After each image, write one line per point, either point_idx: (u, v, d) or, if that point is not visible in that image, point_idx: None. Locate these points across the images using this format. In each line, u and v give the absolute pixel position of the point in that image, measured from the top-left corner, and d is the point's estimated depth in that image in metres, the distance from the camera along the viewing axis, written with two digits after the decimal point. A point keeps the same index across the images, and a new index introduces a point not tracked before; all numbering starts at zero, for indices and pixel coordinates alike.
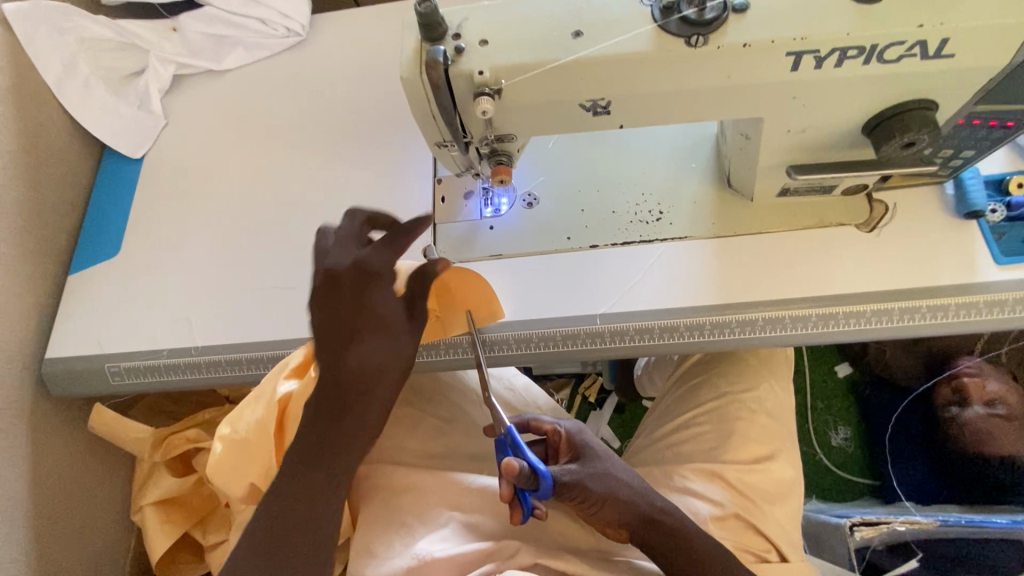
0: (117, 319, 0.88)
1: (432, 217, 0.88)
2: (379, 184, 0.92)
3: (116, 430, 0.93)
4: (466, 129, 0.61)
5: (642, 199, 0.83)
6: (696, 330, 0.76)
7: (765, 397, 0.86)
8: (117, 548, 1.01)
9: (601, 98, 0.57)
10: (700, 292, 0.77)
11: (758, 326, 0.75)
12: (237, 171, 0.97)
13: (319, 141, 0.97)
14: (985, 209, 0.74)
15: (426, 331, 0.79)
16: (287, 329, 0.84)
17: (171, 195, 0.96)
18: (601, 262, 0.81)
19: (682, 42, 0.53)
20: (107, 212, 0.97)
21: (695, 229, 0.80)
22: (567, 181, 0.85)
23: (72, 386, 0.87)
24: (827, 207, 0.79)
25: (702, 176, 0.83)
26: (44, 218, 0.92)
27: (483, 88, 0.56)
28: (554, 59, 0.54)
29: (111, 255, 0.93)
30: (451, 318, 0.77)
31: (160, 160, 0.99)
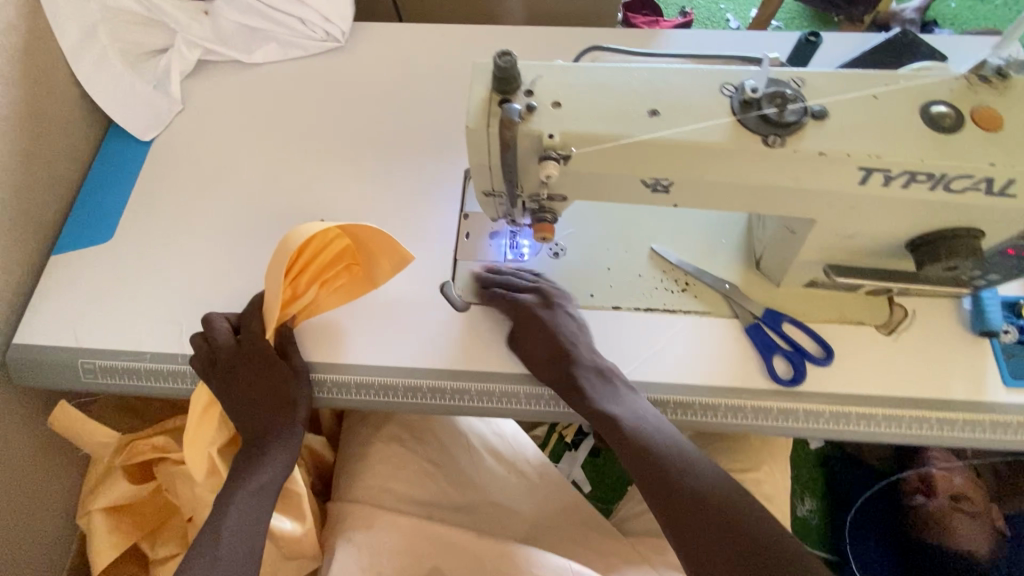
0: (99, 312, 0.81)
1: (453, 253, 0.84)
2: (401, 207, 0.88)
3: (76, 429, 0.85)
4: (520, 183, 0.59)
5: (670, 266, 0.82)
6: (710, 411, 0.75)
7: (762, 479, 0.86)
8: (54, 552, 0.93)
9: (665, 178, 0.56)
10: (719, 372, 0.76)
11: (771, 415, 0.75)
12: (252, 170, 0.92)
13: (344, 153, 0.93)
14: (1000, 329, 0.76)
15: (356, 286, 0.78)
16: (282, 348, 0.78)
17: (178, 185, 0.90)
18: (623, 326, 0.80)
19: (759, 139, 0.52)
20: (104, 193, 0.90)
21: (718, 307, 0.80)
22: (597, 235, 0.84)
23: (36, 378, 0.80)
24: (850, 304, 0.79)
25: (730, 254, 0.83)
26: (35, 190, 0.85)
27: (549, 151, 0.53)
28: (627, 135, 0.53)
29: (102, 241, 0.86)
30: (375, 273, 0.77)
31: (171, 146, 0.94)
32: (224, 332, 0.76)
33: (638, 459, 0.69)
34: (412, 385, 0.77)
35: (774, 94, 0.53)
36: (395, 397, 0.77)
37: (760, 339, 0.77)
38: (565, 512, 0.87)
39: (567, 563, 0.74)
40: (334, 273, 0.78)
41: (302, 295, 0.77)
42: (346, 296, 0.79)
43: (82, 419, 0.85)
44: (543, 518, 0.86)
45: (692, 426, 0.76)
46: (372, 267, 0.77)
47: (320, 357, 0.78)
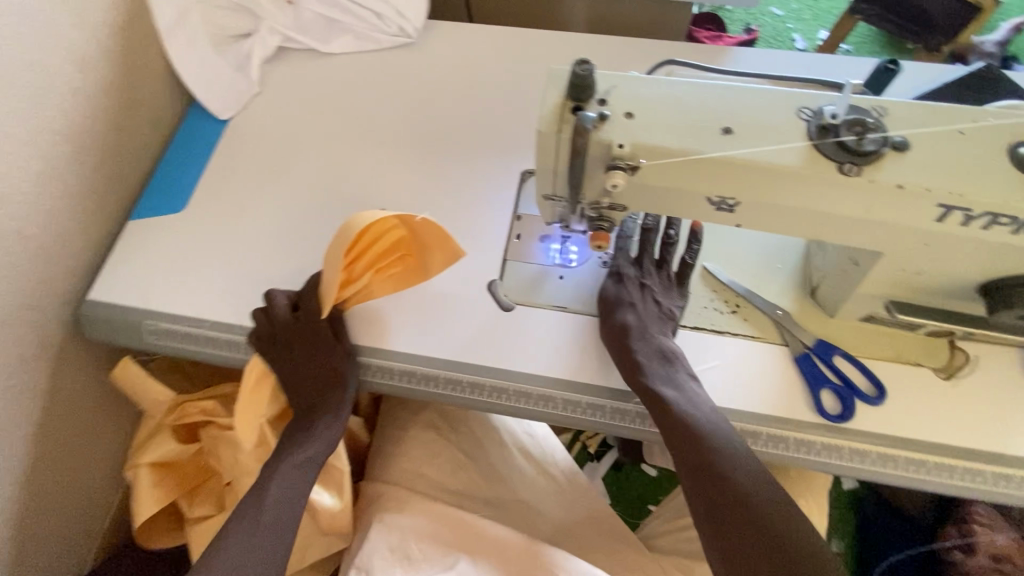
0: (167, 276, 0.86)
1: (504, 252, 0.85)
2: (457, 203, 0.90)
3: (136, 386, 0.91)
4: (582, 192, 0.60)
5: (721, 286, 0.81)
6: (750, 437, 0.74)
7: None
8: (101, 499, 0.99)
9: (732, 198, 0.56)
10: (764, 399, 0.74)
11: (814, 449, 0.73)
12: (318, 155, 0.95)
13: (407, 146, 0.96)
14: None
15: (411, 275, 0.80)
16: (330, 329, 0.80)
17: (249, 164, 0.95)
18: (667, 341, 0.79)
19: (835, 167, 0.51)
20: (180, 166, 0.96)
21: (767, 332, 0.78)
22: (649, 248, 0.84)
23: (105, 333, 0.85)
24: (907, 343, 0.77)
25: (785, 281, 0.81)
26: (120, 157, 0.91)
27: (618, 160, 0.54)
28: (699, 152, 0.52)
29: (176, 211, 0.91)
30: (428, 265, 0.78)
31: (245, 126, 0.98)
32: (281, 308, 0.79)
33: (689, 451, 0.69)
34: (452, 377, 0.78)
35: (854, 122, 0.52)
36: (437, 388, 0.79)
37: (810, 370, 0.75)
38: (589, 521, 0.87)
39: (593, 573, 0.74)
40: (390, 261, 0.79)
41: (358, 279, 0.78)
42: (399, 285, 0.80)
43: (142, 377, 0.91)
44: (566, 524, 0.86)
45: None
46: (426, 261, 0.78)
47: (368, 341, 0.80)
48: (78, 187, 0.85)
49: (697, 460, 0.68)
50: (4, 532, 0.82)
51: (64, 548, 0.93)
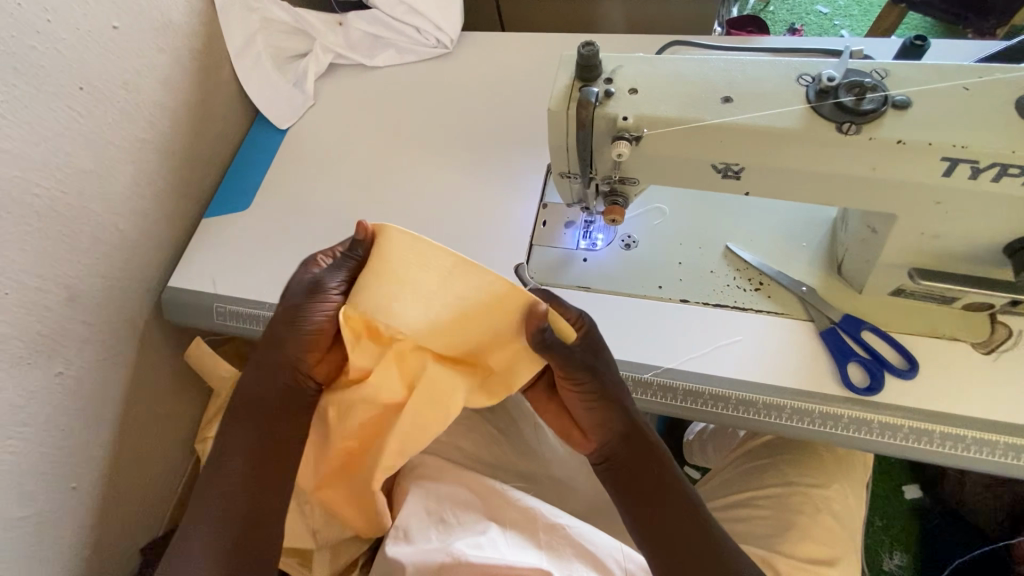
0: (231, 265, 0.97)
1: (531, 238, 0.90)
2: (488, 195, 0.96)
3: (207, 363, 1.02)
4: (593, 166, 0.64)
5: (744, 265, 0.82)
6: (774, 411, 0.74)
7: (832, 497, 0.80)
8: (173, 470, 1.10)
9: (736, 163, 0.58)
10: (787, 373, 0.75)
11: (841, 423, 0.72)
12: (364, 157, 1.05)
13: (443, 145, 1.03)
14: None
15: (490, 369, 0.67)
16: None
17: (302, 167, 1.05)
18: (688, 319, 0.80)
19: (834, 126, 0.53)
20: (245, 171, 1.07)
21: (792, 309, 0.79)
22: (671, 231, 0.86)
23: (180, 315, 0.96)
24: (943, 317, 0.75)
25: (810, 258, 0.81)
26: (196, 163, 1.04)
27: (623, 132, 0.58)
28: (699, 119, 0.56)
29: (240, 209, 1.03)
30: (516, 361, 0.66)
31: (301, 135, 1.10)
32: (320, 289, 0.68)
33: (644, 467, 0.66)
34: None
35: (852, 84, 0.54)
36: None
37: (837, 345, 0.74)
38: None
39: (614, 545, 0.74)
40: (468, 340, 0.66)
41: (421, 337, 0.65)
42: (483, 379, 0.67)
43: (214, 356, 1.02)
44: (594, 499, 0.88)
45: (753, 426, 0.75)
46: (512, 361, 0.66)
47: None
48: (161, 189, 0.97)
49: (645, 479, 0.65)
50: (94, 488, 0.93)
51: (142, 510, 1.04)
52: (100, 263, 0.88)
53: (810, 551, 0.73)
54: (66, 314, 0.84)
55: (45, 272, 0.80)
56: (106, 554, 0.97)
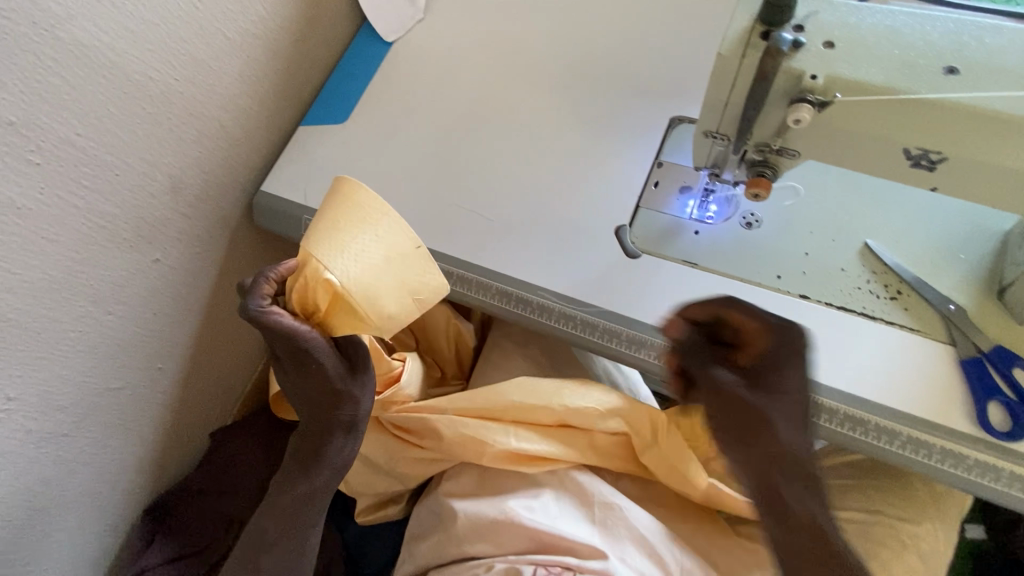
0: (324, 178, 0.95)
1: (638, 199, 0.83)
2: (598, 143, 0.88)
3: (308, 289, 0.58)
4: (752, 129, 0.55)
5: (884, 270, 0.72)
6: (885, 435, 0.66)
7: (920, 534, 0.74)
8: (243, 367, 1.14)
9: (937, 151, 0.49)
10: (909, 399, 0.66)
11: (965, 464, 0.64)
12: (468, 81, 0.97)
13: (556, 81, 0.95)
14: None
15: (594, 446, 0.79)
16: (462, 249, 0.84)
17: (403, 84, 1.00)
18: (809, 317, 0.72)
19: None
20: (345, 82, 1.03)
21: (931, 328, 0.69)
22: (800, 214, 0.77)
23: (269, 221, 0.96)
24: None
25: (964, 272, 0.71)
26: (300, 67, 1.00)
27: (806, 94, 0.49)
28: (909, 91, 0.47)
29: (336, 122, 0.99)
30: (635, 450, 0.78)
31: (406, 50, 1.04)
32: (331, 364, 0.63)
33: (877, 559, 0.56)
34: (566, 312, 0.79)
35: None
36: (547, 322, 0.80)
37: (979, 379, 0.65)
38: None
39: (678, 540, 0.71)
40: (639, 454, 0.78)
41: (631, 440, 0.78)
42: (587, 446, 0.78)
43: (391, 318, 0.60)
44: None
45: (847, 443, 0.68)
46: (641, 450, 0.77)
47: (491, 264, 0.83)
48: (264, 89, 0.94)
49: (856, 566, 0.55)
50: (175, 372, 0.98)
51: (211, 399, 1.09)
52: (201, 156, 0.88)
53: None
54: (167, 204, 0.85)
55: (152, 159, 0.80)
56: (179, 433, 1.04)
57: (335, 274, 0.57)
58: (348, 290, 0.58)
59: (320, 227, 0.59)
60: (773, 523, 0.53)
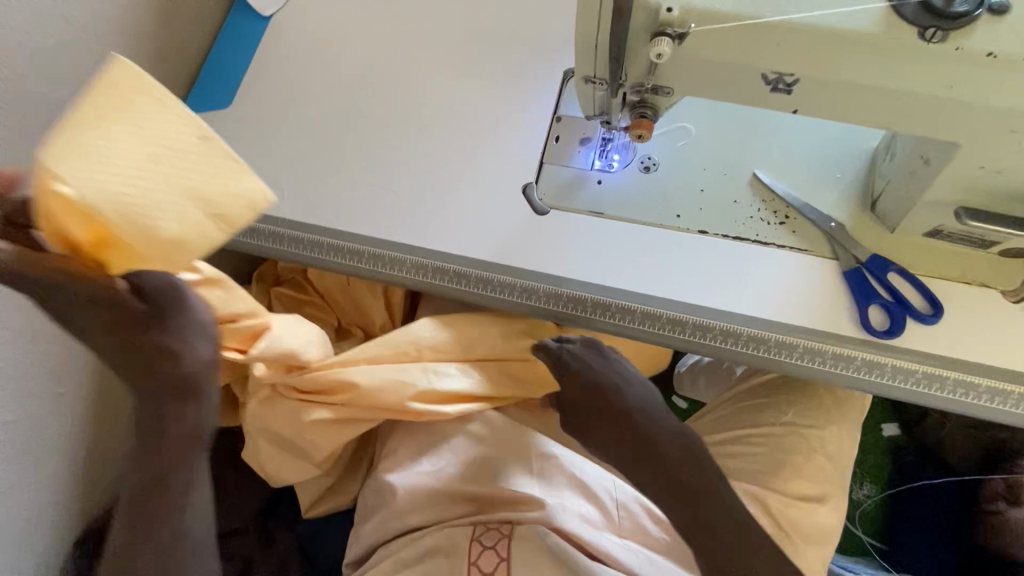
0: None
1: (542, 155, 0.83)
2: (497, 104, 0.87)
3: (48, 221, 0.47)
4: (624, 70, 0.56)
5: (773, 197, 0.76)
6: (785, 349, 0.70)
7: (827, 438, 0.81)
8: None
9: (791, 73, 0.51)
10: (803, 314, 0.71)
11: (854, 365, 0.69)
12: (357, 52, 0.93)
13: (449, 44, 0.92)
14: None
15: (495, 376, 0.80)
16: (371, 226, 0.82)
17: (289, 61, 0.94)
18: (709, 250, 0.75)
19: (915, 33, 0.47)
20: (225, 64, 0.96)
21: (818, 246, 0.74)
22: (694, 153, 0.79)
23: None
24: (974, 263, 0.71)
25: (843, 190, 0.75)
26: (170, 52, 0.92)
27: (665, 28, 0.51)
28: (757, 16, 0.49)
29: (221, 108, 0.92)
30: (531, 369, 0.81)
31: (287, 24, 0.97)
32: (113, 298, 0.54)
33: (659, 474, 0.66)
34: (482, 276, 0.78)
35: None
36: (465, 288, 0.79)
37: (859, 286, 0.70)
38: None
39: (605, 476, 0.75)
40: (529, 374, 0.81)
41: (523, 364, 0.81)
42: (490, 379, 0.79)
43: (180, 243, 0.49)
44: None
45: (757, 363, 0.71)
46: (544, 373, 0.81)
47: (402, 238, 0.81)
48: None
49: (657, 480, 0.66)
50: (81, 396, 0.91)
51: None
52: None
53: (803, 489, 0.78)
54: None
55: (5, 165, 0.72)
56: (99, 461, 0.95)
57: (69, 186, 0.44)
58: (91, 207, 0.45)
59: (61, 135, 0.45)
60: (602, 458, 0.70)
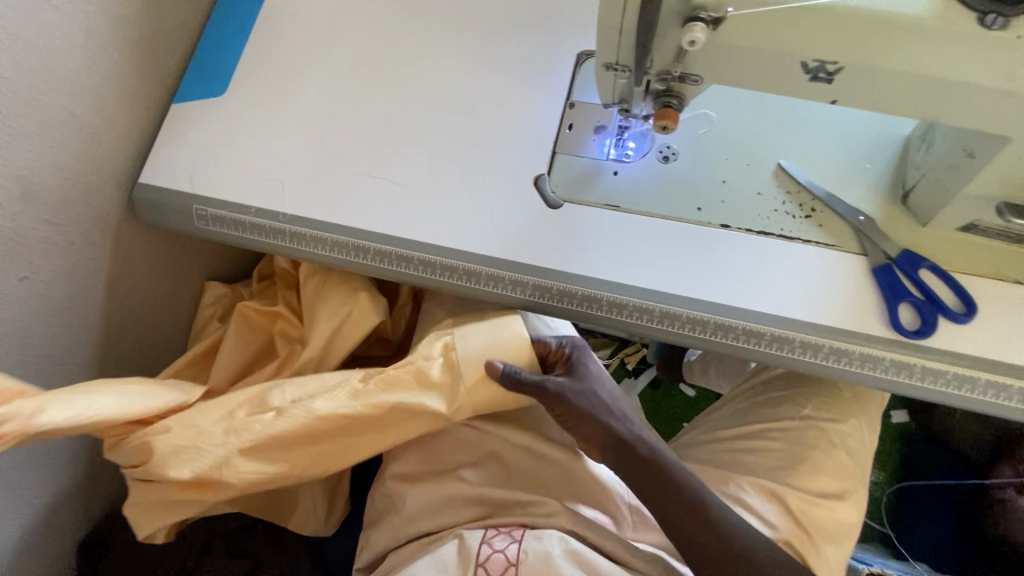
0: (211, 160, 0.84)
1: (554, 144, 0.79)
2: (506, 89, 0.83)
3: None
4: (650, 58, 0.52)
5: (797, 188, 0.73)
6: (810, 349, 0.68)
7: (848, 433, 0.79)
8: None
9: (833, 61, 0.47)
10: (829, 313, 0.68)
11: (882, 366, 0.66)
12: (357, 34, 0.88)
13: (453, 27, 0.87)
14: None
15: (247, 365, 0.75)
16: (376, 221, 0.79)
17: (285, 45, 0.89)
18: (730, 245, 0.72)
19: (975, 19, 0.44)
20: (218, 48, 0.91)
21: (845, 240, 0.70)
22: (714, 142, 0.75)
23: (154, 218, 0.85)
24: (1009, 258, 0.67)
25: (872, 182, 0.72)
26: (160, 36, 0.87)
27: (699, 12, 0.47)
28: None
29: (215, 95, 0.88)
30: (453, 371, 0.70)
31: (282, 5, 0.92)
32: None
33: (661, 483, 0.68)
34: (492, 273, 0.75)
35: None
36: (474, 285, 0.76)
37: (889, 283, 0.67)
38: None
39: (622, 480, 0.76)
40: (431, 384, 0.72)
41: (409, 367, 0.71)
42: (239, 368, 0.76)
43: None
44: None
45: (781, 363, 0.69)
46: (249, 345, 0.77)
47: (409, 233, 0.78)
48: (119, 65, 0.81)
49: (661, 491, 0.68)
50: None
51: None
52: (56, 152, 0.75)
53: (822, 484, 0.75)
54: (22, 212, 0.72)
55: None
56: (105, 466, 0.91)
57: None
58: None
59: None
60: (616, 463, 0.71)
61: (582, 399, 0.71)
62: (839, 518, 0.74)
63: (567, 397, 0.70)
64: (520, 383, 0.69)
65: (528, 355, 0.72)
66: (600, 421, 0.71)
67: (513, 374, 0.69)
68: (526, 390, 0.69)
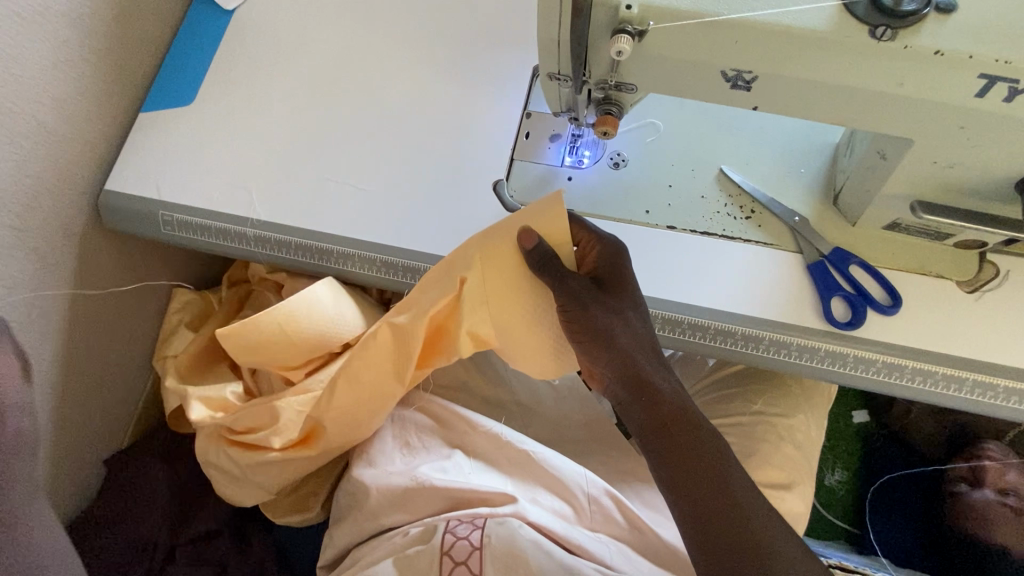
0: (178, 168, 0.86)
1: (512, 152, 0.83)
2: (466, 99, 0.87)
3: None
4: (588, 66, 0.56)
5: (739, 191, 0.77)
6: (751, 341, 0.72)
7: (796, 426, 0.83)
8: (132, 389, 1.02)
9: (749, 71, 0.52)
10: (769, 307, 0.72)
11: (818, 356, 0.71)
12: (324, 46, 0.92)
13: (416, 40, 0.91)
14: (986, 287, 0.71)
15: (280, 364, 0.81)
16: (340, 225, 0.81)
17: (253, 56, 0.92)
18: (677, 245, 0.76)
19: (867, 31, 0.48)
20: (186, 59, 0.93)
21: (783, 240, 0.75)
22: (661, 149, 0.80)
23: (121, 224, 0.86)
24: (932, 255, 0.73)
25: (806, 185, 0.77)
26: (128, 48, 0.89)
27: (625, 25, 0.51)
28: (715, 14, 0.49)
29: (182, 104, 0.90)
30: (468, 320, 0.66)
31: (250, 18, 0.95)
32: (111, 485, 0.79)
33: (687, 435, 0.55)
34: None
35: None
36: None
37: (822, 279, 0.72)
38: (583, 425, 0.89)
39: (582, 472, 0.76)
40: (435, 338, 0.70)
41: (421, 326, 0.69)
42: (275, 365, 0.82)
43: None
44: (561, 427, 0.89)
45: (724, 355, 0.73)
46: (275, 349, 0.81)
47: (373, 236, 0.80)
48: (87, 75, 0.83)
49: (682, 447, 0.55)
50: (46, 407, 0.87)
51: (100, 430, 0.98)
52: (21, 158, 0.76)
53: (771, 476, 0.78)
54: None
55: None
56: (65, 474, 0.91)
57: None
58: None
59: None
60: (636, 403, 0.57)
61: (601, 317, 0.58)
62: (786, 506, 0.77)
63: (586, 302, 0.58)
64: (550, 264, 0.60)
65: (563, 246, 0.62)
66: (617, 344, 0.57)
67: (547, 249, 0.60)
68: (549, 278, 0.60)
